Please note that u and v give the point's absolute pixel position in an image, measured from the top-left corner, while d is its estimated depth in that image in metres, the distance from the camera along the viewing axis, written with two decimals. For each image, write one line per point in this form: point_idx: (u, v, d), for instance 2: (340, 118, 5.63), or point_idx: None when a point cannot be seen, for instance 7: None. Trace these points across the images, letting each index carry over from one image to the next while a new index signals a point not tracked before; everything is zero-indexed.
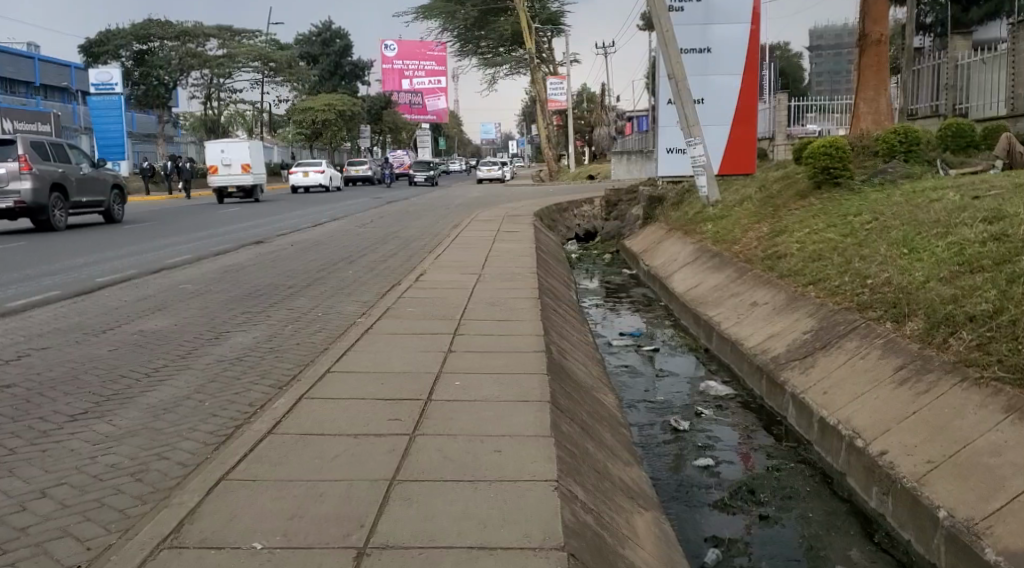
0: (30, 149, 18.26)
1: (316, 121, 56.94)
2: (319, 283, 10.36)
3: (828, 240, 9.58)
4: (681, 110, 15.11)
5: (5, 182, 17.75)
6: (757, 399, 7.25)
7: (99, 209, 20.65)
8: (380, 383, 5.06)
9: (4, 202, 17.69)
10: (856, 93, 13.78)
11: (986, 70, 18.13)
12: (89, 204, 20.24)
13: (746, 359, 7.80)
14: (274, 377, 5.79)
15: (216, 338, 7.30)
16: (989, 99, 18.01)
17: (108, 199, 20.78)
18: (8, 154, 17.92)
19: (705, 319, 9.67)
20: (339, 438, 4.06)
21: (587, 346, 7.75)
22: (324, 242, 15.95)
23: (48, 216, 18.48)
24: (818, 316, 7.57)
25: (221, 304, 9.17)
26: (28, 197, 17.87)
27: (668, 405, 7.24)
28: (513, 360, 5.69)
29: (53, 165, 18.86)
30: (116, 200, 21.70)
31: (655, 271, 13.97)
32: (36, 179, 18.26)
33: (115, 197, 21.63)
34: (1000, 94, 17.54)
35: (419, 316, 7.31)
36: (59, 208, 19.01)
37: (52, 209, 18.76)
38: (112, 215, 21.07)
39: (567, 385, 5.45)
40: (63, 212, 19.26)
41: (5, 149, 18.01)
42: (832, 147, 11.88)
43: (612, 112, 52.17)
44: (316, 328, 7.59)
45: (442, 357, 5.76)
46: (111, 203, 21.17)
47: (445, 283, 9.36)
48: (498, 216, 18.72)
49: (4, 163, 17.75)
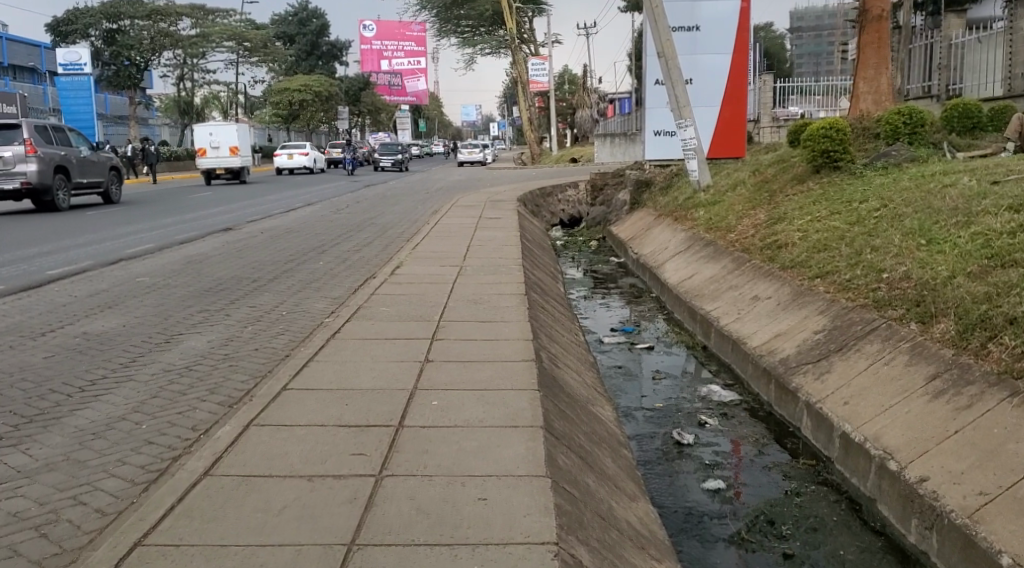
0: (34, 133, 18.24)
1: (294, 102, 55.84)
2: (288, 276, 9.61)
3: (833, 228, 8.95)
4: (671, 91, 14.41)
5: (11, 163, 17.71)
6: (766, 407, 6.60)
7: (99, 190, 20.50)
8: (343, 403, 4.36)
9: (10, 183, 17.66)
10: (855, 72, 13.15)
11: (980, 50, 17.55)
12: (90, 186, 20.14)
13: (751, 361, 7.15)
14: (224, 394, 5.06)
15: (167, 342, 6.56)
16: (985, 80, 17.41)
17: (109, 180, 20.69)
18: (14, 136, 17.88)
19: (702, 315, 9.01)
20: (291, 483, 3.37)
21: (578, 348, 7.06)
22: (297, 229, 15.16)
23: (54, 197, 18.46)
24: (830, 314, 6.92)
25: (179, 300, 8.40)
26: (35, 178, 17.85)
27: (668, 413, 6.57)
28: (498, 373, 5.00)
29: (55, 148, 18.77)
30: (116, 182, 21.46)
31: (645, 260, 13.29)
32: (41, 161, 18.21)
33: (115, 179, 21.39)
34: (996, 74, 16.98)
35: (393, 317, 6.61)
36: (61, 189, 18.94)
37: (55, 190, 18.68)
38: (111, 195, 20.96)
39: (561, 402, 4.78)
40: (65, 192, 19.17)
41: (11, 132, 18.00)
42: (831, 129, 11.24)
43: (595, 93, 51.42)
44: (279, 331, 6.86)
45: (416, 369, 5.06)
46: (110, 183, 21.06)
47: (423, 277, 8.63)
48: (480, 202, 18.01)
49: (10, 145, 17.70)
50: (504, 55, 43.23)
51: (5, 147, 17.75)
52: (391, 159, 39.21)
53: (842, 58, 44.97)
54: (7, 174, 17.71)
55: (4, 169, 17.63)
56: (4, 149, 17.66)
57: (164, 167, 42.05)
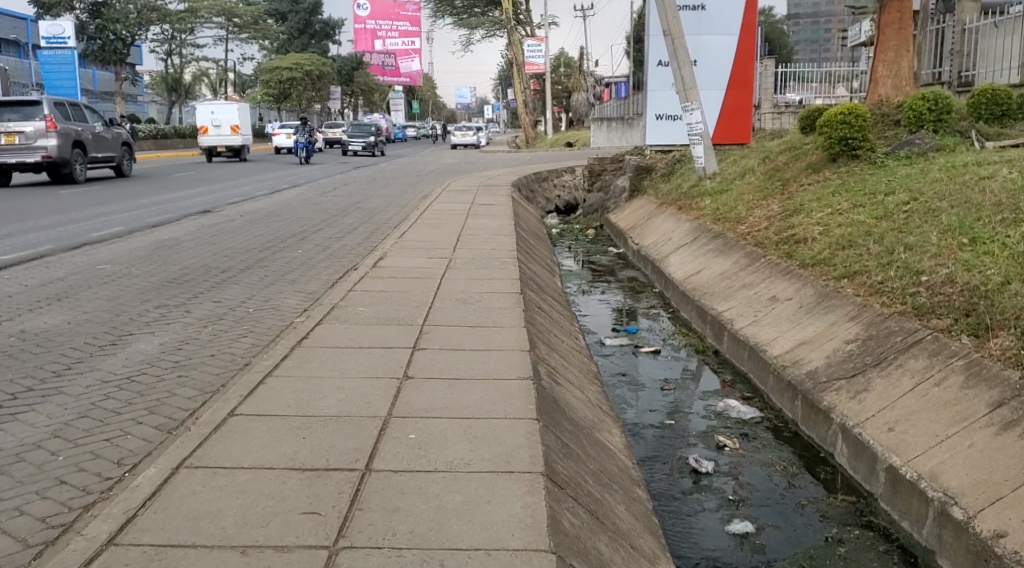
0: (53, 109, 18.52)
1: (284, 81, 54.72)
2: (262, 266, 8.83)
3: (858, 223, 8.19)
4: (677, 72, 13.60)
5: (32, 138, 18.03)
6: (793, 427, 5.85)
7: (111, 164, 20.99)
8: (299, 436, 3.56)
9: (31, 156, 17.98)
10: (874, 55, 12.35)
11: (996, 35, 16.74)
12: (104, 160, 20.60)
13: (774, 373, 6.39)
14: (164, 416, 4.26)
15: (114, 344, 5.77)
16: (999, 67, 16.63)
17: (121, 155, 21.14)
18: (35, 112, 18.12)
19: (712, 316, 8.24)
20: (219, 558, 2.60)
21: (580, 355, 6.29)
22: (279, 213, 14.34)
23: (73, 170, 18.82)
24: (864, 322, 6.15)
25: (138, 292, 7.59)
26: (55, 152, 18.16)
27: (681, 432, 5.80)
28: (492, 395, 4.23)
29: (73, 124, 19.08)
30: (126, 156, 21.89)
31: (647, 251, 12.49)
32: (61, 137, 18.52)
33: (125, 153, 21.82)
34: (1011, 60, 16.19)
35: (371, 320, 5.81)
36: (79, 162, 19.31)
37: (73, 164, 19.03)
38: (124, 169, 21.50)
39: (565, 433, 4.01)
40: (82, 166, 19.58)
41: (32, 109, 18.27)
42: (850, 115, 10.47)
43: (591, 77, 50.52)
44: (243, 331, 6.07)
45: (393, 388, 4.28)
46: (123, 157, 21.56)
47: (408, 270, 7.85)
48: (472, 187, 17.22)
49: (31, 120, 17.97)
50: (498, 37, 42.21)
51: (26, 122, 18.01)
52: (363, 142, 35.93)
53: (842, 44, 44.11)
54: (29, 148, 18.03)
55: (26, 144, 17.93)
56: (25, 124, 17.93)
57: (151, 145, 40.98)
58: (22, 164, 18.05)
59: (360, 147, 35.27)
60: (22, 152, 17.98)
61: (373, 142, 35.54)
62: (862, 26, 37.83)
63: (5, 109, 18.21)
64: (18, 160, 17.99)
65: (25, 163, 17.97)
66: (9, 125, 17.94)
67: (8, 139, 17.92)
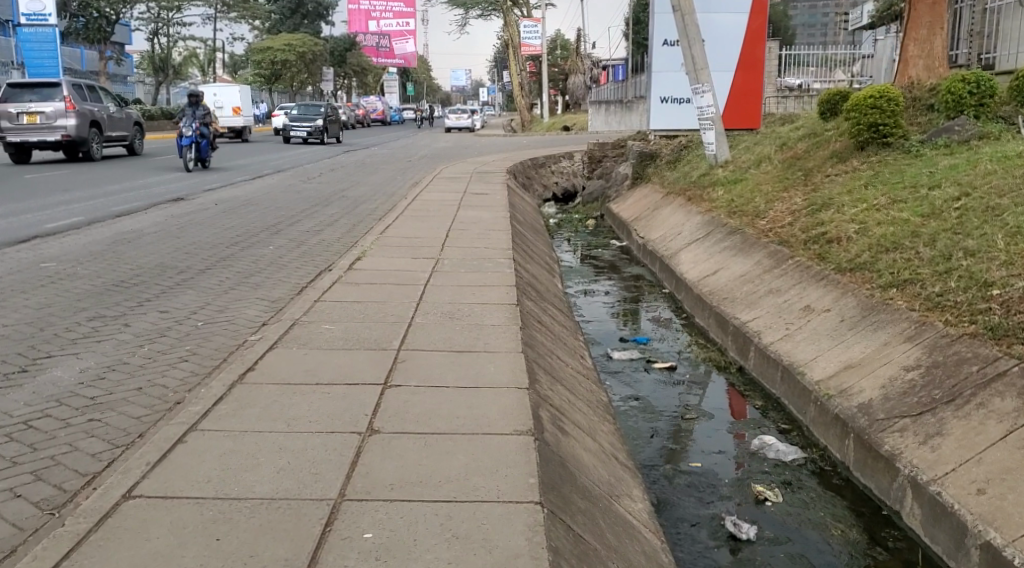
0: (72, 90, 18.99)
1: (275, 61, 53.32)
2: (226, 266, 7.83)
3: (901, 220, 7.20)
4: (687, 51, 12.57)
5: (52, 118, 18.48)
6: (844, 473, 4.89)
7: (123, 144, 21.28)
8: (212, 539, 2.59)
9: (51, 136, 18.42)
10: (904, 32, 11.31)
11: (1010, 17, 15.83)
12: (118, 139, 20.96)
13: (818, 404, 5.40)
14: (51, 486, 3.26)
15: (29, 370, 4.78)
16: (1012, 50, 15.76)
17: (134, 134, 21.50)
18: (54, 94, 18.61)
19: (734, 327, 7.24)
20: None
21: (587, 382, 5.29)
22: (255, 202, 13.32)
23: (90, 149, 19.23)
24: (925, 345, 5.15)
25: (75, 298, 6.60)
26: (74, 132, 18.59)
27: (712, 478, 4.81)
28: (481, 459, 3.23)
29: (90, 105, 19.51)
30: (138, 135, 22.23)
31: (653, 247, 11.47)
32: (80, 117, 18.95)
33: (137, 133, 22.17)
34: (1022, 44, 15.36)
35: (336, 342, 4.81)
36: (95, 141, 19.67)
37: (90, 142, 19.42)
38: (136, 148, 21.82)
39: (578, 517, 3.02)
40: (98, 144, 19.93)
41: (52, 91, 18.77)
42: (882, 98, 9.59)
43: (587, 58, 49.11)
44: (185, 353, 5.07)
45: (352, 449, 3.28)
46: (133, 137, 21.85)
47: (387, 274, 6.85)
48: (466, 173, 16.20)
49: (50, 101, 18.46)
50: (494, 17, 40.91)
51: (45, 103, 18.51)
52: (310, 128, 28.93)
53: (842, 28, 43.02)
54: (49, 128, 18.49)
55: (46, 123, 18.40)
56: (45, 105, 18.41)
57: None
58: (43, 143, 18.51)
59: (309, 129, 28.60)
60: (42, 132, 18.46)
61: (323, 128, 28.73)
62: (864, 9, 36.81)
63: (27, 91, 18.77)
64: (38, 139, 18.46)
65: (45, 142, 18.43)
66: (29, 106, 18.46)
67: (29, 119, 18.42)
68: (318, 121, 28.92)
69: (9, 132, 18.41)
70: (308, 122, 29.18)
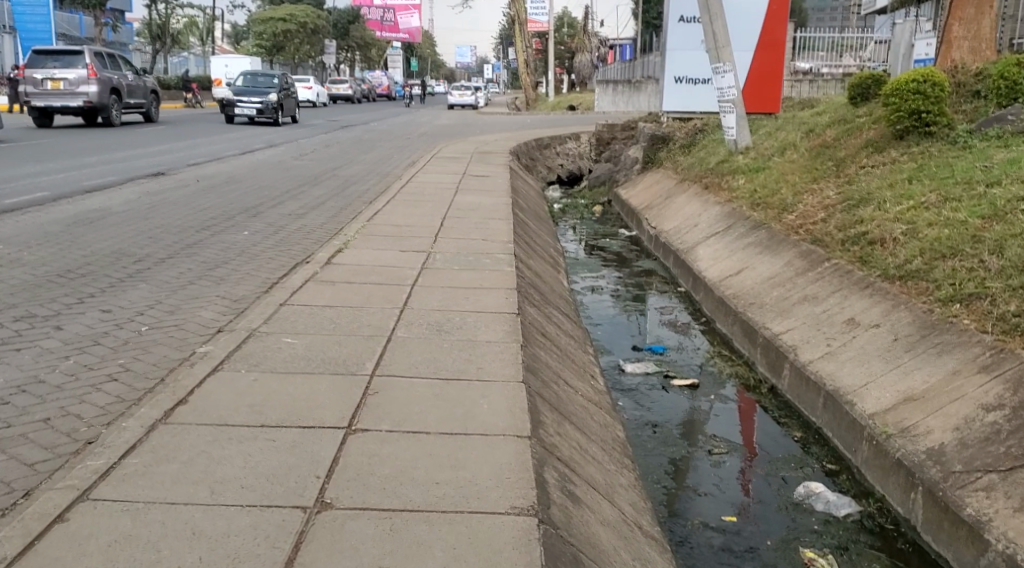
0: (94, 58, 18.88)
1: (277, 32, 51.88)
2: (192, 255, 6.93)
3: (958, 221, 6.31)
4: (708, 26, 11.60)
5: (75, 85, 18.48)
6: (911, 535, 4.05)
7: (141, 112, 21.30)
8: None
9: (74, 102, 18.42)
10: (949, 11, 10.45)
11: None
12: (135, 108, 20.96)
13: (874, 443, 4.53)
14: None
15: None
16: None
17: (150, 102, 21.50)
18: (76, 61, 18.52)
19: (764, 338, 6.38)
20: None
21: (598, 412, 4.42)
22: (242, 179, 12.40)
23: (110, 116, 19.28)
24: (1006, 380, 4.27)
25: (10, 291, 5.70)
26: (96, 99, 18.59)
27: (752, 540, 3.97)
28: (467, 559, 2.36)
29: (111, 73, 19.40)
30: (155, 103, 22.07)
31: (666, 239, 10.57)
32: (102, 84, 18.95)
33: (153, 102, 22.01)
34: None
35: (295, 363, 3.93)
36: (116, 109, 19.70)
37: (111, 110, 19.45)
38: (152, 115, 21.72)
39: None
40: (118, 111, 19.91)
41: (73, 57, 18.63)
42: (925, 82, 8.61)
43: (595, 38, 47.79)
44: (116, 371, 4.18)
45: (292, 537, 2.42)
46: (151, 106, 21.78)
47: (369, 270, 5.96)
48: (467, 153, 15.27)
49: (74, 68, 18.40)
50: None
51: (67, 69, 18.44)
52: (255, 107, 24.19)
53: (856, 14, 41.80)
54: (72, 94, 18.46)
55: (69, 90, 18.37)
56: (67, 71, 18.37)
57: None
58: (66, 109, 18.49)
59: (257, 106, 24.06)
60: (65, 98, 18.42)
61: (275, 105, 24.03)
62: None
63: (49, 57, 18.69)
64: (61, 106, 18.42)
65: (68, 108, 18.42)
66: (53, 72, 18.39)
67: (53, 85, 18.35)
68: (271, 96, 24.30)
69: (33, 97, 18.46)
70: (258, 96, 24.31)
